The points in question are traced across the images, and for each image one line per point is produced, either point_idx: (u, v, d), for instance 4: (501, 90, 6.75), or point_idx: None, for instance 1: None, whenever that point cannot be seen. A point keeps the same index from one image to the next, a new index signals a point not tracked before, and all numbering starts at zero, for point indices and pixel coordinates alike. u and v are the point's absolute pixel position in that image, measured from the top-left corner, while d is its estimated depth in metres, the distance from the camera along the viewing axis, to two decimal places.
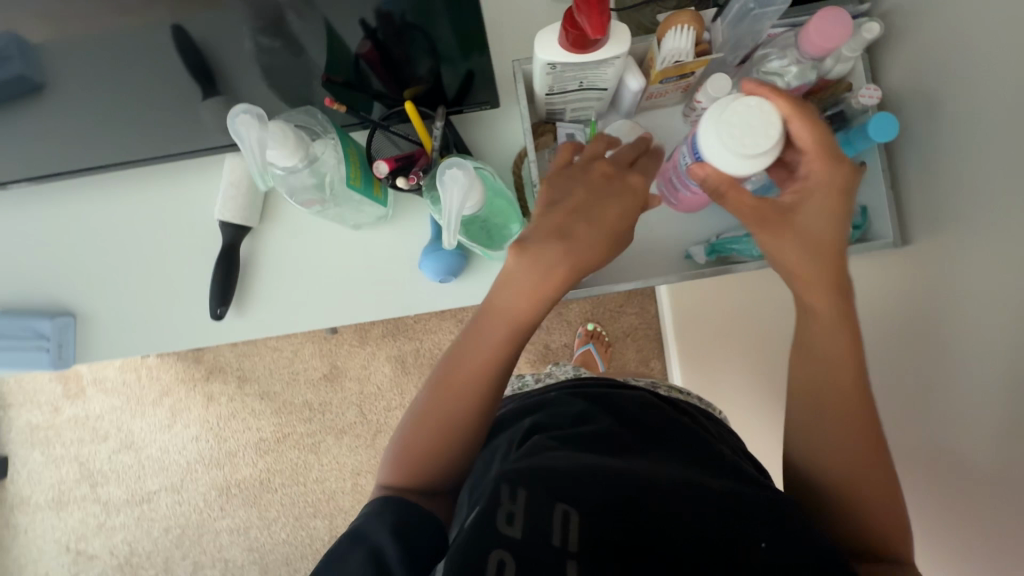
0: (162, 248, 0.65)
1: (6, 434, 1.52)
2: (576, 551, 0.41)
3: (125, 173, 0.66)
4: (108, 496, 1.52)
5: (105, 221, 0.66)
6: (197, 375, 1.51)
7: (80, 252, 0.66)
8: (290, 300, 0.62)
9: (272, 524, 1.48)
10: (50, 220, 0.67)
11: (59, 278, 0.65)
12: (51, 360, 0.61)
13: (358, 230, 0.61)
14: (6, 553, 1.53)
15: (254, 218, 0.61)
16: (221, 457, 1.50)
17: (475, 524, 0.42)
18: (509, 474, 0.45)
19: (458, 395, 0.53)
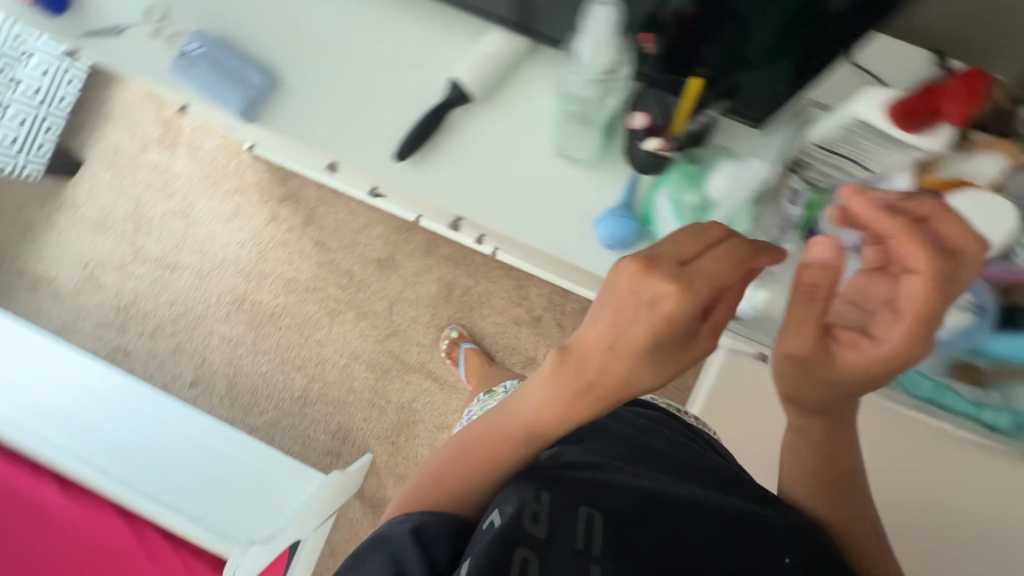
0: (381, 74, 0.70)
1: (95, 143, 1.59)
2: (597, 555, 0.53)
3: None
4: (142, 244, 1.57)
5: (343, 23, 0.71)
6: (274, 193, 1.55)
7: (308, 36, 0.71)
8: (460, 178, 0.69)
9: (260, 353, 1.53)
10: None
11: (282, 47, 0.71)
12: (239, 106, 0.67)
13: (559, 158, 0.70)
14: (33, 239, 1.59)
15: (480, 93, 0.68)
16: (251, 272, 1.54)
17: (508, 523, 0.53)
18: (530, 481, 0.59)
19: (478, 455, 0.62)
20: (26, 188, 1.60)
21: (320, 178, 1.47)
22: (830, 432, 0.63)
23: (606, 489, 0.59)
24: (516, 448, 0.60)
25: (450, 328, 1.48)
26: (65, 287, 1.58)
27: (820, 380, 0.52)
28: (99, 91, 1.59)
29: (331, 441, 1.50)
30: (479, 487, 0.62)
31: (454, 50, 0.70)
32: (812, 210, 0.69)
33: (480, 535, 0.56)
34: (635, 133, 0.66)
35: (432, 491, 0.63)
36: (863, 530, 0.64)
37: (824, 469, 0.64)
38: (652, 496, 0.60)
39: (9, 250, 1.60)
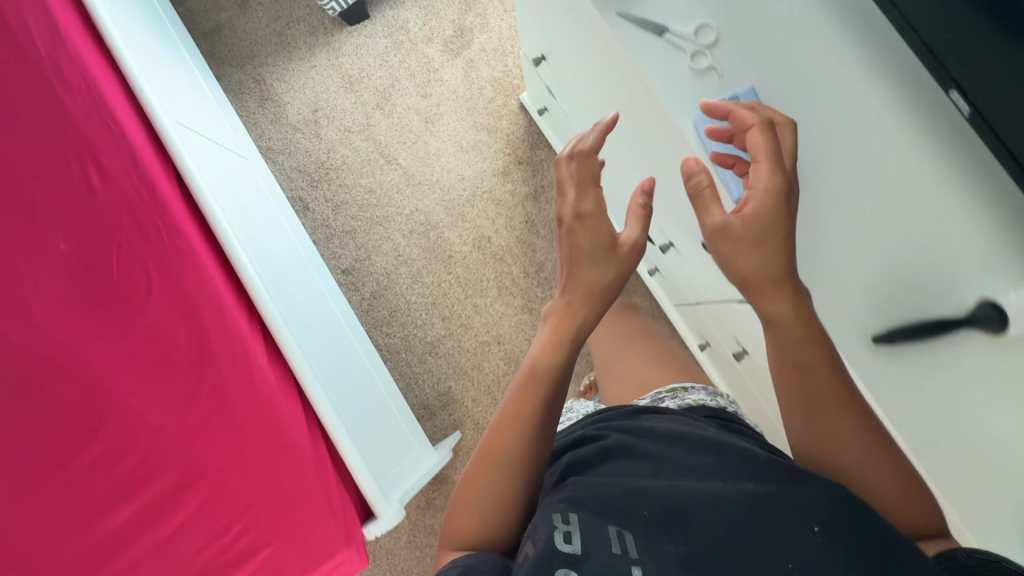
0: (896, 230, 0.61)
1: (390, 7, 1.56)
2: (636, 557, 0.49)
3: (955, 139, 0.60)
4: (375, 122, 1.55)
5: (892, 147, 0.61)
6: (518, 152, 1.50)
7: (846, 139, 0.62)
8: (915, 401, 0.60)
9: (418, 283, 1.50)
10: (842, 93, 0.63)
11: (815, 139, 0.63)
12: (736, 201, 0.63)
13: None
14: (285, 59, 1.59)
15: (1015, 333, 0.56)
16: (454, 208, 1.51)
17: (541, 551, 0.48)
18: (556, 505, 0.54)
19: (490, 442, 0.60)
20: (306, 11, 1.60)
21: None
22: (809, 381, 0.56)
23: (626, 501, 0.54)
24: (526, 397, 0.60)
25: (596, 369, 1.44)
26: (287, 117, 1.58)
27: (751, 240, 0.53)
28: None
29: (432, 399, 1.47)
30: (501, 471, 0.58)
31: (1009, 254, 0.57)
32: None
33: (518, 566, 0.50)
34: None
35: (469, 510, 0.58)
36: (885, 483, 0.54)
37: (819, 425, 0.56)
38: (657, 490, 0.54)
39: (259, 56, 1.61)
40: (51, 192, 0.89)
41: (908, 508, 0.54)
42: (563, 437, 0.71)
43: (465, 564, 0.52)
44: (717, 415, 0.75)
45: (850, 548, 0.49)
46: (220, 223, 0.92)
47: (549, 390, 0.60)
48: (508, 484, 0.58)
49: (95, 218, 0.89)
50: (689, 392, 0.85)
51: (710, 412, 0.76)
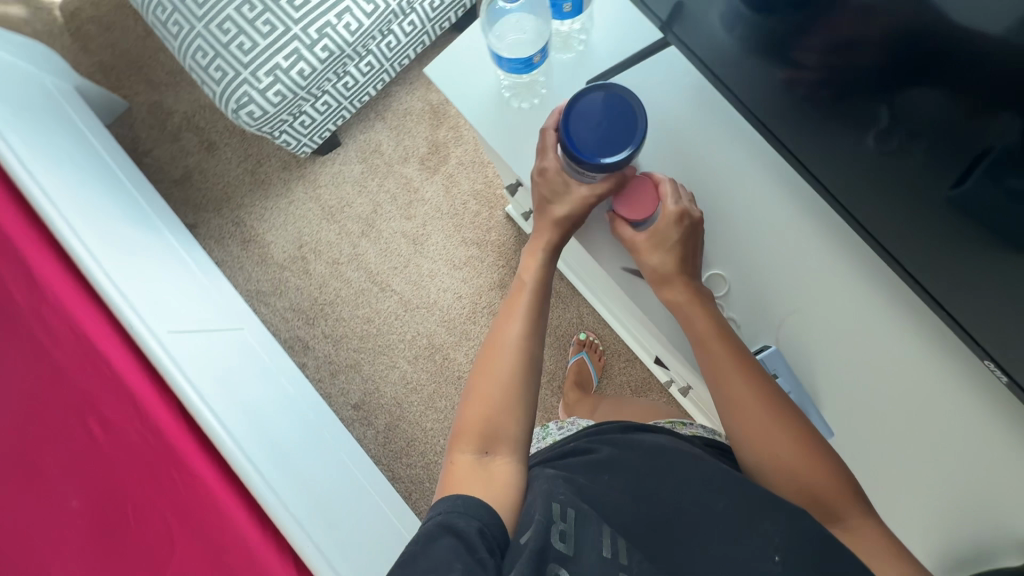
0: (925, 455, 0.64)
1: (360, 131, 1.54)
2: (625, 563, 0.53)
3: (960, 361, 0.65)
4: (363, 251, 1.53)
5: (906, 374, 0.65)
6: (511, 262, 1.48)
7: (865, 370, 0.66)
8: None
9: (431, 409, 1.48)
10: (853, 320, 0.66)
11: (838, 375, 0.66)
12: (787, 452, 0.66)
13: None
14: (262, 197, 1.57)
15: None
16: (456, 328, 1.49)
17: (538, 545, 0.51)
18: (558, 491, 0.57)
19: (492, 349, 0.69)
20: (276, 146, 1.57)
21: (572, 280, 1.39)
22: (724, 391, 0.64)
23: (613, 515, 0.57)
24: (519, 299, 0.71)
25: None
26: (272, 256, 1.55)
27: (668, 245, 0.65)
28: (386, 86, 1.54)
29: None
30: (505, 373, 0.67)
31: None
32: None
33: (515, 543, 0.53)
34: None
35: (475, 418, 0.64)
36: (810, 475, 0.60)
37: (762, 425, 0.62)
38: (638, 504, 0.59)
39: (235, 198, 1.58)
40: (59, 453, 0.88)
41: (845, 500, 0.59)
42: (554, 448, 0.69)
43: (480, 522, 0.53)
44: (716, 445, 0.70)
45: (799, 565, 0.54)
46: (236, 455, 0.88)
47: (540, 303, 0.71)
48: (508, 421, 0.64)
49: (114, 469, 0.87)
50: (687, 426, 0.81)
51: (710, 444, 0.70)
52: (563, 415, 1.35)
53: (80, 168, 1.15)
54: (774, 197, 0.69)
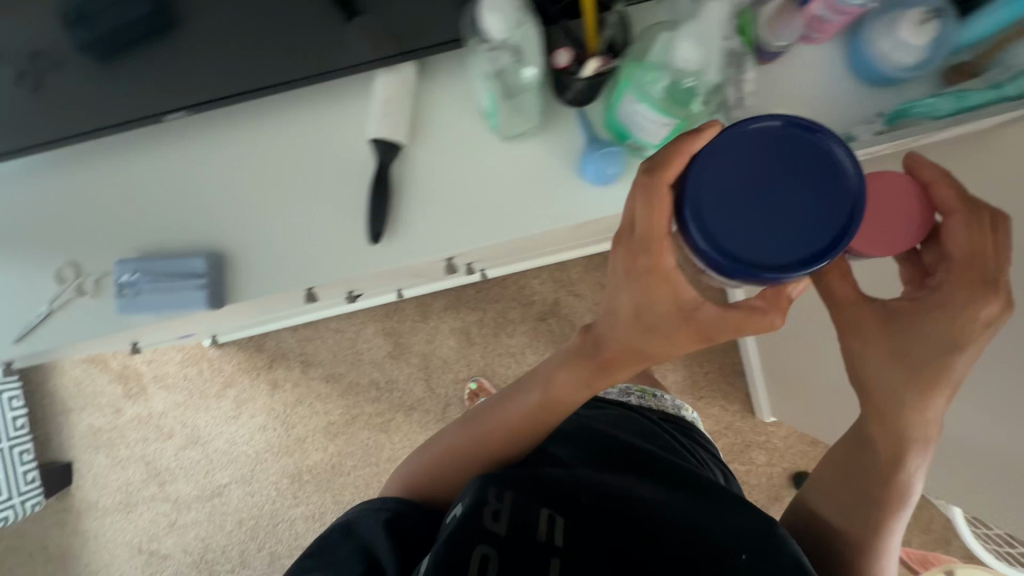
0: (293, 180, 0.60)
1: (69, 439, 1.50)
2: (559, 544, 0.54)
3: (247, 108, 0.63)
4: (178, 493, 1.50)
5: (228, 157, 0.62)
6: (259, 364, 1.48)
7: (199, 187, 0.61)
8: (451, 207, 0.59)
9: (348, 507, 1.46)
10: (162, 171, 0.62)
11: (193, 216, 0.61)
12: (207, 296, 0.57)
13: (508, 140, 0.58)
14: (77, 562, 1.50)
15: (405, 134, 0.57)
16: (290, 445, 1.48)
17: (464, 514, 0.54)
18: (501, 477, 0.59)
19: (476, 431, 0.70)
20: (38, 524, 1.51)
21: (292, 320, 1.42)
22: (850, 453, 0.63)
23: (576, 501, 0.59)
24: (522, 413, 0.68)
25: (469, 382, 1.44)
26: None
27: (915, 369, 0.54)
28: (40, 393, 1.51)
29: None
30: (502, 450, 0.69)
31: (353, 113, 0.60)
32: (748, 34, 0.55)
33: (445, 521, 0.56)
34: (567, 74, 0.53)
35: (455, 470, 0.70)
36: (888, 545, 0.63)
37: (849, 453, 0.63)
38: (603, 507, 0.59)
39: None
40: None
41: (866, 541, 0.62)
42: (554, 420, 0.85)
43: (388, 516, 0.63)
44: (669, 419, 0.89)
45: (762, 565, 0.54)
46: None
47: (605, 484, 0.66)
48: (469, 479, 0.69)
49: None
50: (655, 396, 0.94)
51: (670, 420, 0.90)
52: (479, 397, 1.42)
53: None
54: (41, 170, 0.66)
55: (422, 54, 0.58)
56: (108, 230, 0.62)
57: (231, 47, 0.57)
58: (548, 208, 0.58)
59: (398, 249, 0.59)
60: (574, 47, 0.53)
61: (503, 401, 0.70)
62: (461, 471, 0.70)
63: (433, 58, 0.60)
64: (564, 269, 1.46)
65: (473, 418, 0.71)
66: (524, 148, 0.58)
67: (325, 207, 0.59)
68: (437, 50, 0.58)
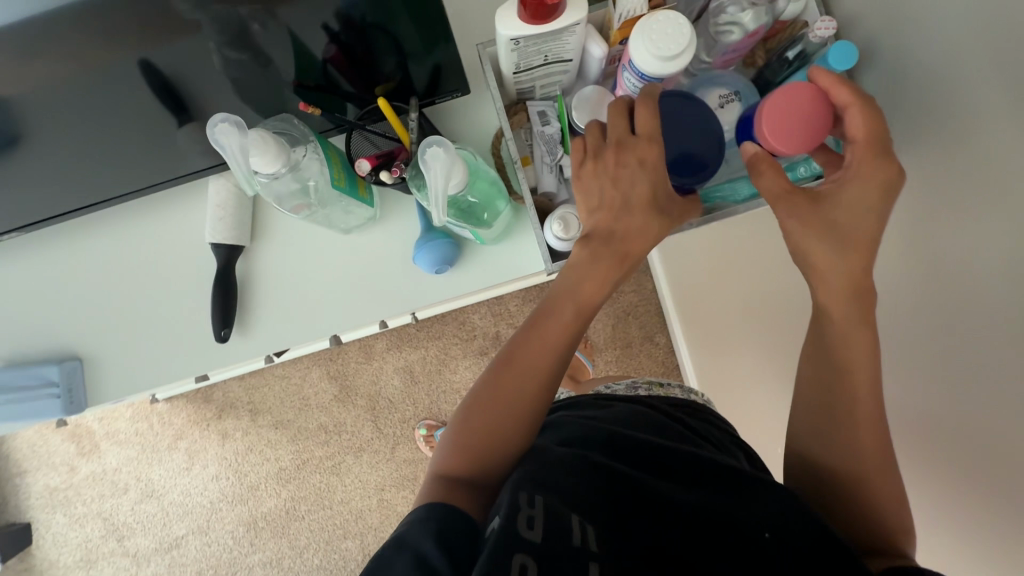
0: (144, 284, 0.62)
1: (26, 500, 1.52)
2: (596, 550, 0.44)
3: (95, 218, 0.65)
4: (136, 547, 1.51)
5: (84, 264, 0.63)
6: (208, 415, 1.50)
7: (59, 294, 0.63)
8: (303, 300, 0.60)
9: (304, 551, 1.48)
10: (22, 279, 0.64)
11: (52, 323, 0.62)
12: (63, 404, 0.59)
13: (350, 234, 0.60)
14: None
15: (246, 236, 0.59)
16: (244, 493, 1.50)
17: (497, 536, 0.44)
18: (525, 484, 0.49)
19: (510, 383, 0.54)
20: None
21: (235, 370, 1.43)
22: (844, 396, 0.51)
23: (601, 498, 0.50)
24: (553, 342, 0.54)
25: (418, 427, 1.45)
26: None
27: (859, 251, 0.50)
28: None
29: None
30: (534, 411, 0.54)
31: (197, 216, 0.63)
32: (567, 117, 0.57)
33: (483, 540, 0.45)
34: (371, 179, 0.53)
35: (494, 423, 0.53)
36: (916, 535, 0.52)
37: (823, 397, 0.53)
38: (634, 501, 0.50)
39: None
40: None
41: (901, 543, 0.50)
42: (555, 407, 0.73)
43: (437, 525, 0.46)
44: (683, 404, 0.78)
45: (795, 556, 0.45)
46: None
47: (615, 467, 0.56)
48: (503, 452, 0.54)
49: None
50: (665, 386, 0.94)
51: (679, 403, 0.78)
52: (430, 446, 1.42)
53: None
54: None
55: None
56: None
57: (67, 160, 0.59)
58: (391, 296, 0.60)
59: (249, 346, 0.60)
60: (378, 154, 0.52)
61: (537, 333, 0.55)
62: (486, 438, 0.53)
63: None
64: (502, 302, 1.47)
65: (505, 363, 0.55)
66: (369, 238, 0.60)
67: (183, 304, 0.61)
68: None
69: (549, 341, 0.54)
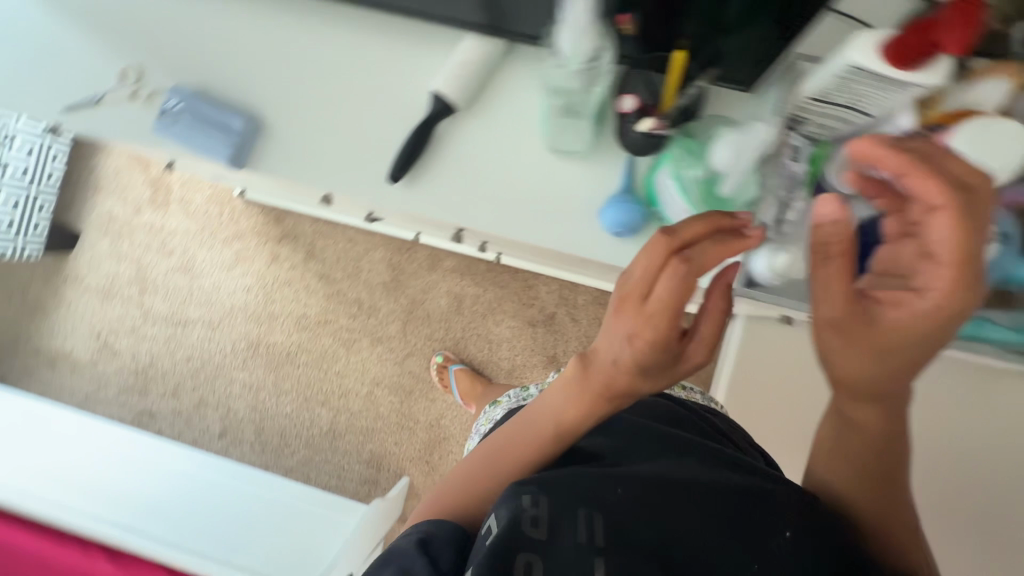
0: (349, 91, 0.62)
1: (87, 213, 1.60)
2: (601, 547, 0.49)
3: (334, 10, 0.65)
4: (151, 306, 1.59)
5: (303, 44, 0.64)
6: (271, 233, 1.55)
7: (269, 59, 0.64)
8: (475, 183, 0.60)
9: (283, 394, 1.53)
10: (244, 26, 0.65)
11: (252, 79, 0.64)
12: (230, 154, 0.61)
13: (554, 154, 0.61)
14: (43, 318, 1.61)
15: (465, 102, 0.60)
16: (262, 315, 1.55)
17: (505, 529, 0.48)
18: (529, 481, 0.54)
19: (505, 448, 0.63)
20: (28, 270, 1.62)
21: (317, 211, 1.47)
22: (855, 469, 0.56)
23: (607, 485, 0.54)
24: (532, 441, 0.61)
25: (435, 354, 1.48)
26: (82, 360, 1.60)
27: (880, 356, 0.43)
28: (81, 161, 1.60)
29: (367, 470, 1.49)
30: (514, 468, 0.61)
31: (425, 60, 0.62)
32: (819, 166, 0.63)
33: (480, 539, 0.50)
34: (625, 117, 0.57)
35: (487, 474, 0.61)
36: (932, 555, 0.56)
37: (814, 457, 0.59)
38: (641, 488, 0.55)
39: (22, 333, 1.62)
40: None
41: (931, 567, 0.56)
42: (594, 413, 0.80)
43: (420, 532, 0.54)
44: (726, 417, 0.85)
45: (813, 545, 0.51)
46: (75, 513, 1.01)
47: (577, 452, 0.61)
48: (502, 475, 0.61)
49: None
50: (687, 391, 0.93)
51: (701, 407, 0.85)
52: (439, 374, 1.44)
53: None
54: None
55: (512, 38, 0.60)
56: (180, 56, 0.65)
57: None
58: (555, 229, 0.60)
59: (410, 197, 0.61)
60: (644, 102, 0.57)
61: (533, 408, 0.63)
62: (474, 495, 0.60)
63: (520, 44, 0.61)
64: (574, 289, 1.46)
65: (509, 428, 0.64)
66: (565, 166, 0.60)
67: (372, 129, 0.61)
68: (524, 41, 0.60)
69: (533, 423, 0.62)
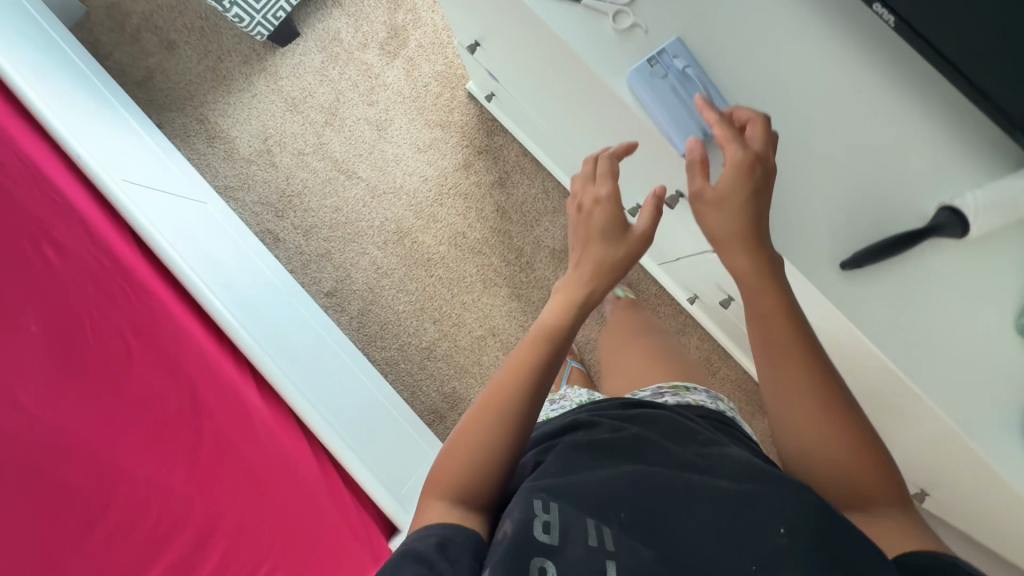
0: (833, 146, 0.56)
1: (318, 21, 1.52)
2: (613, 551, 0.48)
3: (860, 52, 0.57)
4: (327, 140, 1.52)
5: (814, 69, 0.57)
6: (476, 141, 1.48)
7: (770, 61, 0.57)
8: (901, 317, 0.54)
9: (402, 291, 1.49)
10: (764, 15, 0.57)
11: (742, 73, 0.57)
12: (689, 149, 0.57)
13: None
14: (226, 93, 1.56)
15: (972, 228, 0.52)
16: (425, 210, 1.49)
17: (518, 537, 0.47)
18: (535, 489, 0.53)
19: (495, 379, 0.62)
20: (235, 40, 1.56)
21: (537, 148, 1.40)
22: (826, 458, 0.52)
23: (606, 492, 0.52)
24: (503, 391, 0.59)
25: None
26: (238, 152, 1.55)
27: (727, 205, 0.54)
28: None
29: (440, 403, 1.47)
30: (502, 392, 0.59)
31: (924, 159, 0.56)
32: None
33: (495, 544, 0.49)
34: None
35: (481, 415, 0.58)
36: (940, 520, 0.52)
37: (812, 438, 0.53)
38: (642, 492, 0.53)
39: (198, 95, 1.56)
40: (3, 277, 0.87)
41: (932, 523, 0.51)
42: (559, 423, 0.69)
43: (438, 538, 0.50)
44: (714, 416, 0.75)
45: (830, 531, 0.47)
46: (228, 318, 0.92)
47: (560, 343, 0.62)
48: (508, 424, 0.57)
49: (98, 346, 0.87)
50: (691, 394, 0.86)
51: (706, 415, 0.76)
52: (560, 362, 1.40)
53: (13, 21, 1.12)
54: None
55: None
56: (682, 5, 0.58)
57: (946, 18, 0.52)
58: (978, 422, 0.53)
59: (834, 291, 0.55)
60: None
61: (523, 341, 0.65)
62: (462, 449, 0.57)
63: None
64: (725, 362, 1.39)
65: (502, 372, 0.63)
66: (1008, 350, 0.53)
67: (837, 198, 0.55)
68: None
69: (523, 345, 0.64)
